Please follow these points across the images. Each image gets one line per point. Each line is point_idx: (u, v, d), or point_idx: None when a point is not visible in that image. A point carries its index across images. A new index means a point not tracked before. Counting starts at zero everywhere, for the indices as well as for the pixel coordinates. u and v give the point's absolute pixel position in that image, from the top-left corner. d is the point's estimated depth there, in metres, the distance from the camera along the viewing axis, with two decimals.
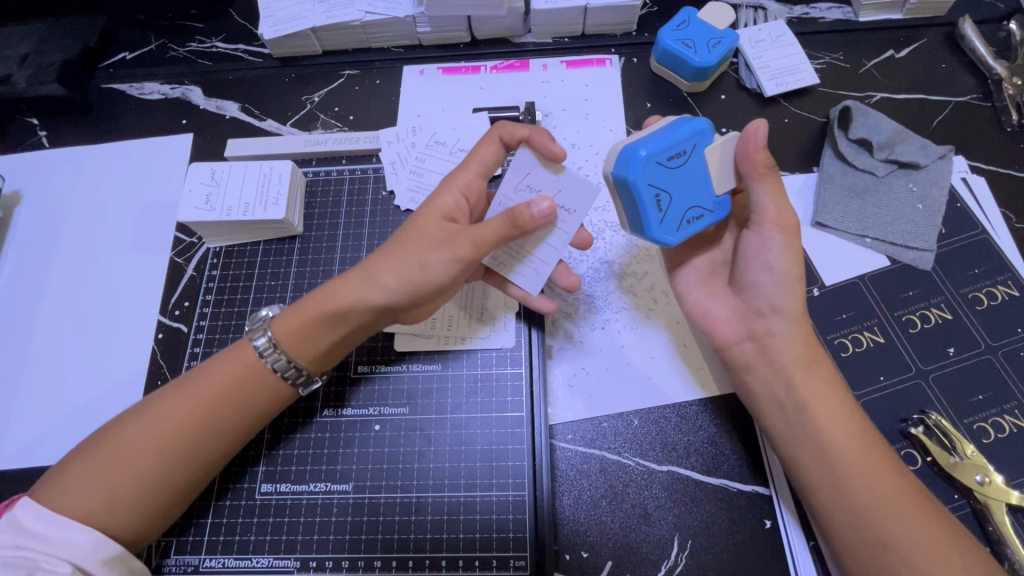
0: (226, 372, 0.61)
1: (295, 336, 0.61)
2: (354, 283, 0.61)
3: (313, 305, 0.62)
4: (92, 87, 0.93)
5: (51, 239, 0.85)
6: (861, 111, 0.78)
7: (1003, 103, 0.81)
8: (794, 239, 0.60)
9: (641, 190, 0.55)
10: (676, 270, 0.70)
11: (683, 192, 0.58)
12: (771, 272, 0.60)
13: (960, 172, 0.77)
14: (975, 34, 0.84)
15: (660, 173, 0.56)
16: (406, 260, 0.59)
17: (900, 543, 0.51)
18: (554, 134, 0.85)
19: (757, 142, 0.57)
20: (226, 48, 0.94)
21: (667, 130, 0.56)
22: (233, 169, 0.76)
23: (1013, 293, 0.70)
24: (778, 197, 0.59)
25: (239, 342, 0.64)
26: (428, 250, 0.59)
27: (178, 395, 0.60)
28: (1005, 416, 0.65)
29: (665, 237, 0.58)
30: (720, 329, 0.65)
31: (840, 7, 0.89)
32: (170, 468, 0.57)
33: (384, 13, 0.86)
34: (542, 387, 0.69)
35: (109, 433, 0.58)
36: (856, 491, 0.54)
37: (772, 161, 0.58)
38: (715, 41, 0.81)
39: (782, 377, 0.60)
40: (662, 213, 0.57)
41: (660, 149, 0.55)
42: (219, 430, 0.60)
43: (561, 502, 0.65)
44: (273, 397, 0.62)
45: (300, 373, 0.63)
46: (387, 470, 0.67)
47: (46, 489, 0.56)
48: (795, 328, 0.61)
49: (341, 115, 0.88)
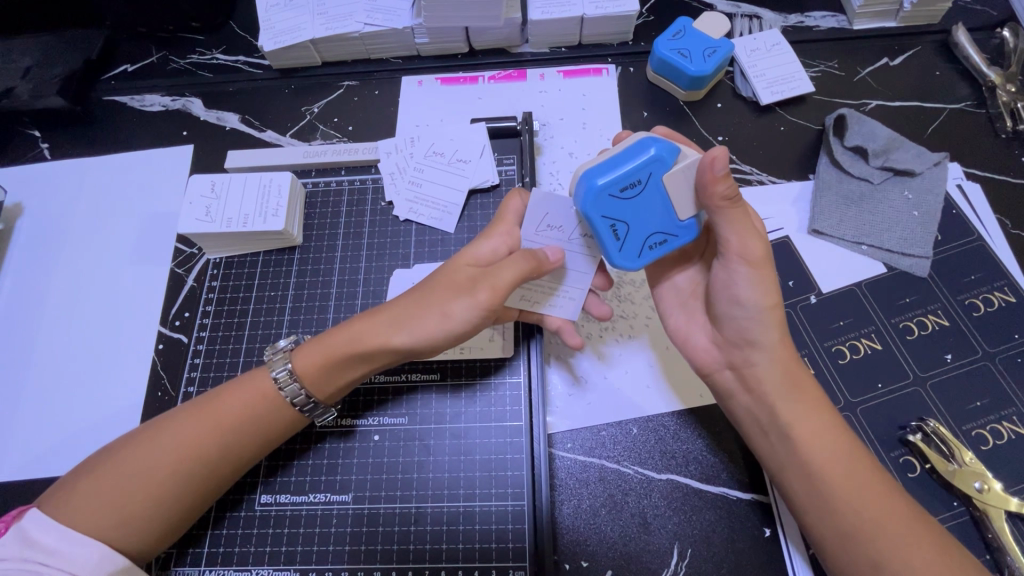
0: (242, 402, 0.61)
1: (315, 373, 0.62)
2: (376, 320, 0.62)
3: (337, 342, 0.63)
4: (93, 99, 0.94)
5: (53, 251, 0.85)
6: (856, 119, 0.78)
7: (998, 110, 0.82)
8: (762, 271, 0.59)
9: (595, 222, 0.57)
10: (656, 290, 0.71)
11: (643, 220, 0.58)
12: (742, 305, 0.60)
13: (955, 178, 0.78)
14: (969, 42, 0.85)
15: (615, 205, 0.56)
16: (436, 305, 0.61)
17: (893, 553, 0.52)
18: (552, 144, 0.86)
19: (715, 173, 0.54)
20: (226, 59, 0.95)
21: (621, 160, 0.56)
22: (234, 181, 0.77)
23: (1009, 299, 0.70)
24: (740, 229, 0.58)
25: (255, 369, 0.65)
26: (450, 299, 0.60)
27: (193, 417, 0.60)
28: (1003, 423, 0.65)
29: (626, 264, 0.59)
30: (711, 347, 0.65)
31: (834, 15, 0.90)
32: (185, 495, 0.58)
33: (383, 25, 0.86)
34: (541, 396, 0.69)
35: (121, 451, 0.58)
36: (850, 501, 0.54)
37: (734, 191, 0.56)
38: (710, 50, 0.82)
39: (773, 393, 0.59)
40: (620, 241, 0.58)
41: (613, 180, 0.55)
42: (236, 456, 0.60)
43: (561, 511, 0.65)
44: (283, 425, 0.63)
45: (316, 405, 0.63)
46: (387, 481, 0.67)
47: (54, 500, 0.56)
48: (772, 358, 0.60)
49: (340, 126, 0.89)
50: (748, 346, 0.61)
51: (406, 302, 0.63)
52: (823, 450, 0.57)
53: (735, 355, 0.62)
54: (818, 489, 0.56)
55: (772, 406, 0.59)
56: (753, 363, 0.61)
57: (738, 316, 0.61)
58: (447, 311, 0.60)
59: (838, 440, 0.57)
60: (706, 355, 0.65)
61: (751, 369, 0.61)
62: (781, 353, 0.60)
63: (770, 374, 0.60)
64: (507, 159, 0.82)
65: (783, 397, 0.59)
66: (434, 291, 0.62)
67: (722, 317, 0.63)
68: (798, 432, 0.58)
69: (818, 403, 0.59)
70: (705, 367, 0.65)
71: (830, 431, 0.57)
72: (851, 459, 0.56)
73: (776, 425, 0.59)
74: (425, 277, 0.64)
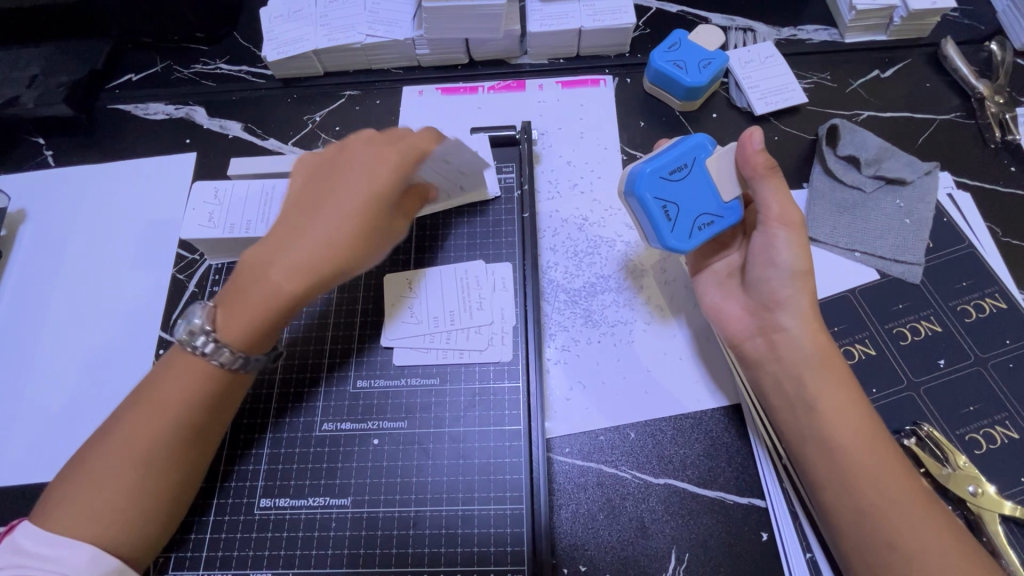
0: (182, 380, 0.60)
1: (240, 331, 0.61)
2: (302, 257, 0.61)
3: (253, 301, 0.61)
4: (97, 107, 0.95)
5: (55, 256, 0.86)
6: (848, 129, 0.80)
7: (987, 120, 0.84)
8: (799, 236, 0.63)
9: (647, 203, 0.63)
10: (697, 276, 0.73)
11: (691, 201, 0.64)
12: (778, 268, 0.63)
13: (946, 187, 0.79)
14: (958, 55, 0.87)
15: (665, 186, 0.64)
16: (357, 235, 0.62)
17: (907, 537, 0.52)
18: (550, 152, 0.87)
19: (753, 145, 0.62)
20: (230, 69, 0.96)
21: (668, 149, 0.64)
22: (237, 188, 0.78)
23: (1000, 305, 0.71)
24: (780, 195, 0.63)
25: (178, 351, 0.62)
26: (373, 230, 0.63)
27: (143, 413, 0.59)
28: (996, 427, 0.66)
29: (679, 244, 0.64)
30: (743, 315, 0.67)
31: (827, 29, 0.92)
32: (159, 476, 0.58)
33: (385, 37, 0.88)
34: (540, 400, 0.69)
35: (91, 453, 0.58)
36: (870, 470, 0.55)
37: (772, 161, 0.62)
38: (706, 62, 0.84)
39: (792, 373, 0.61)
40: (672, 221, 0.64)
41: (662, 165, 0.63)
42: (197, 434, 0.61)
43: (559, 515, 0.66)
44: (230, 394, 0.63)
45: (238, 357, 0.61)
46: (385, 485, 0.67)
47: (39, 512, 0.57)
48: (805, 326, 0.62)
49: (341, 134, 0.91)
50: (777, 307, 0.64)
51: (333, 234, 0.62)
52: (842, 429, 0.57)
53: (766, 321, 0.65)
54: (836, 461, 0.57)
55: (801, 378, 0.61)
56: (784, 329, 0.63)
57: (773, 283, 0.64)
58: (378, 250, 0.65)
59: (863, 418, 0.58)
60: (734, 328, 0.67)
61: (782, 336, 0.63)
62: (810, 326, 0.62)
63: (801, 345, 0.62)
64: (506, 166, 0.83)
65: (811, 372, 0.60)
66: (351, 220, 0.62)
67: (757, 278, 0.66)
68: (823, 406, 0.59)
69: (845, 382, 0.60)
70: (736, 337, 0.67)
71: (855, 409, 0.58)
72: (872, 434, 0.57)
73: (800, 402, 0.60)
74: (314, 205, 0.64)
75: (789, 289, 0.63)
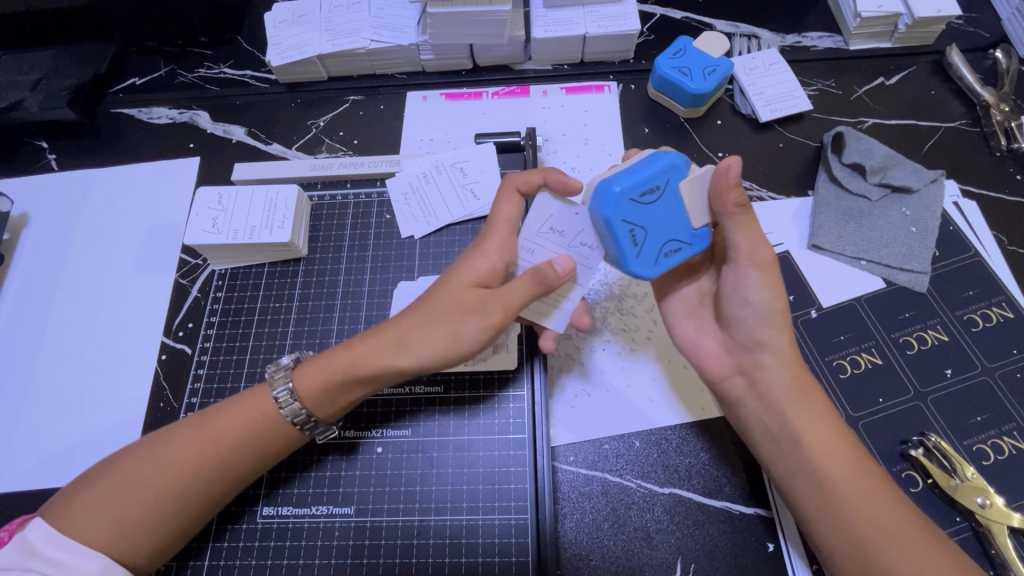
0: (243, 420, 0.60)
1: (315, 392, 0.61)
2: (389, 331, 0.61)
3: (336, 366, 0.61)
4: (101, 111, 0.95)
5: (59, 260, 0.86)
6: (853, 136, 0.80)
7: (992, 128, 0.83)
8: (771, 274, 0.62)
9: (614, 226, 0.57)
10: (666, 302, 0.72)
11: (660, 226, 0.59)
12: (751, 308, 0.62)
13: (952, 196, 0.79)
14: (963, 63, 0.86)
15: (634, 209, 0.57)
16: (445, 319, 0.59)
17: (901, 566, 0.52)
18: (555, 158, 0.87)
19: (729, 179, 0.58)
20: (234, 74, 0.96)
21: (641, 166, 0.57)
22: (241, 194, 0.78)
23: (1007, 314, 0.71)
24: (751, 235, 0.61)
25: (258, 386, 0.63)
26: (460, 320, 0.59)
27: (193, 440, 0.59)
28: (1003, 438, 0.65)
29: (643, 272, 0.59)
30: (720, 352, 0.67)
31: (831, 35, 0.92)
32: (189, 505, 0.58)
33: (390, 42, 0.88)
34: (542, 416, 0.69)
35: (123, 462, 0.58)
36: (860, 502, 0.55)
37: (743, 199, 0.59)
38: (710, 68, 0.83)
39: (774, 411, 0.61)
40: (638, 247, 0.58)
41: (633, 185, 0.56)
42: (236, 478, 0.60)
43: (563, 525, 0.65)
44: (282, 445, 0.62)
45: (311, 419, 0.62)
46: (390, 493, 0.67)
47: (55, 509, 0.57)
48: (782, 363, 0.62)
49: (345, 139, 0.90)
50: (755, 346, 0.63)
51: (422, 325, 0.60)
52: (830, 461, 0.57)
53: (745, 360, 0.64)
54: (831, 499, 0.56)
55: (783, 415, 0.60)
56: (765, 367, 0.62)
57: (750, 320, 0.63)
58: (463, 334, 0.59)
59: (851, 449, 0.58)
60: (711, 364, 0.66)
61: (762, 374, 0.62)
62: (790, 362, 0.62)
63: (781, 382, 0.61)
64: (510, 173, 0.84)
65: (793, 406, 0.60)
66: (444, 302, 0.60)
67: (731, 316, 0.65)
68: (807, 440, 0.58)
69: (828, 415, 0.60)
70: (712, 373, 0.66)
71: (840, 443, 0.58)
72: (860, 467, 0.57)
73: (786, 434, 0.60)
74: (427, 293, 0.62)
75: (767, 326, 0.62)
